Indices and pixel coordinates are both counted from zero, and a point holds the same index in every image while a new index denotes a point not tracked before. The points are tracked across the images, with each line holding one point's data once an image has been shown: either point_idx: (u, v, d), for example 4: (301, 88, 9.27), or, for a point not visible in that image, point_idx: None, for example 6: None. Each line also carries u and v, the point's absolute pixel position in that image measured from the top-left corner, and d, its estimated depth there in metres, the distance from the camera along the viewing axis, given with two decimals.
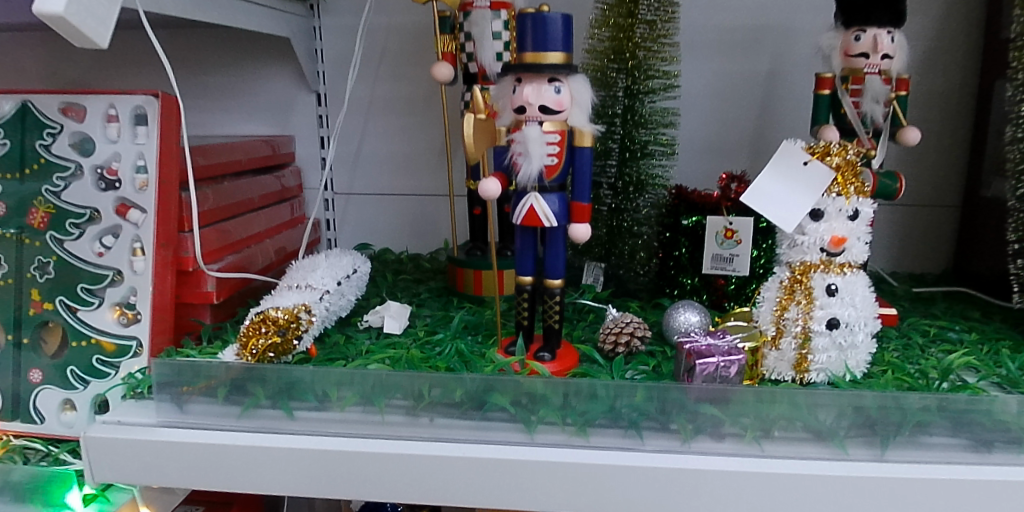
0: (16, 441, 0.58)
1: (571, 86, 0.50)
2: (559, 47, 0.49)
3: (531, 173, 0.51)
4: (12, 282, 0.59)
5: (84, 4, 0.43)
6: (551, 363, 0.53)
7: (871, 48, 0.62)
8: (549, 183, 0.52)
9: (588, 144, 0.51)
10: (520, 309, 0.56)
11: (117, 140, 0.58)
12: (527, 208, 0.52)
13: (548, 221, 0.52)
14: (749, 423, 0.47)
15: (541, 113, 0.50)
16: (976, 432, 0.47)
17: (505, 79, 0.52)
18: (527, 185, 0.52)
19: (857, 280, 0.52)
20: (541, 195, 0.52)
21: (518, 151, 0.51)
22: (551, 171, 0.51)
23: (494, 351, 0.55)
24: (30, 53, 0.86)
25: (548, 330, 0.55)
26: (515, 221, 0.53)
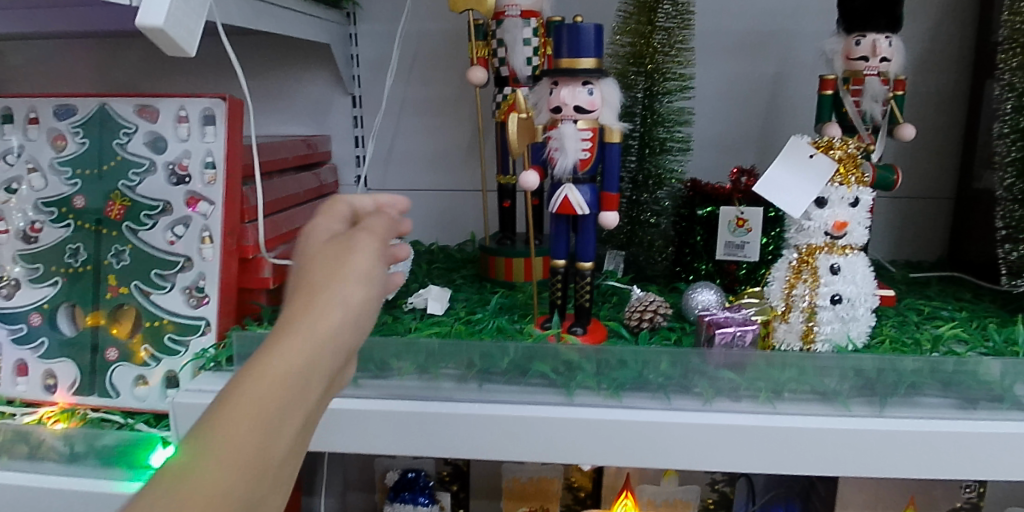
0: (93, 413, 0.63)
1: (602, 88, 0.56)
2: (592, 53, 0.55)
3: (567, 166, 0.57)
4: (91, 268, 0.65)
5: (178, 17, 0.50)
6: (585, 336, 0.60)
7: (870, 52, 0.68)
8: (581, 175, 0.58)
9: (616, 140, 0.57)
10: (555, 290, 0.62)
11: (187, 139, 0.63)
12: (562, 198, 0.58)
13: (581, 210, 0.58)
14: (763, 386, 0.53)
15: (575, 113, 0.56)
16: (963, 391, 0.53)
17: (542, 83, 0.58)
18: (562, 177, 0.58)
19: (857, 260, 0.58)
20: (575, 186, 0.58)
21: (554, 147, 0.57)
22: (584, 164, 0.57)
23: (530, 327, 0.62)
24: (82, 59, 0.92)
25: (581, 307, 0.61)
26: (550, 209, 0.59)
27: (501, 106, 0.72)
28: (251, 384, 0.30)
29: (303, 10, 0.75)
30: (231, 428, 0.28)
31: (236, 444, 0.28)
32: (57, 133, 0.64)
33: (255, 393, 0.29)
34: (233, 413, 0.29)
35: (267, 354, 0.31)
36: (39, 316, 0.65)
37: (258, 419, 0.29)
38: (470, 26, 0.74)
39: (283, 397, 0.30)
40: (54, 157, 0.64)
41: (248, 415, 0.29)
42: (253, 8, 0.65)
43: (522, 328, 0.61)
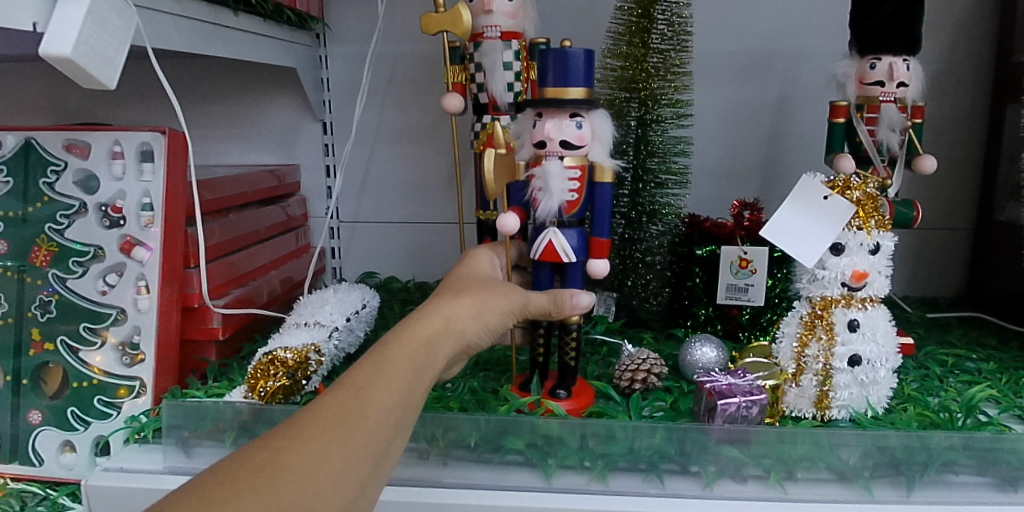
0: (13, 485, 0.54)
1: (591, 120, 0.49)
2: (581, 82, 0.48)
3: (551, 208, 0.50)
4: (12, 321, 0.57)
5: (92, 44, 0.43)
6: (569, 403, 0.52)
7: (886, 77, 0.61)
8: (568, 218, 0.51)
9: (608, 180, 0.51)
10: (537, 346, 0.55)
11: (122, 178, 0.57)
12: (545, 243, 0.51)
13: (566, 256, 0.51)
14: (772, 464, 0.46)
15: (562, 148, 0.49)
16: (1002, 470, 0.45)
17: (524, 114, 0.51)
18: (546, 220, 0.51)
19: (878, 314, 0.51)
20: (560, 230, 0.51)
21: (537, 187, 0.50)
22: (571, 206, 0.50)
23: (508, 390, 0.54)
24: (31, 85, 0.85)
25: (564, 367, 0.54)
26: (532, 256, 0.52)
27: (481, 137, 0.64)
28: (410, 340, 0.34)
29: (263, 31, 0.69)
30: (392, 366, 0.32)
31: (398, 380, 0.32)
32: None
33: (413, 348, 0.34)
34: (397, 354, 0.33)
35: (421, 319, 0.36)
36: None
37: (416, 367, 0.33)
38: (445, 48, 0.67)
39: (432, 360, 0.35)
40: None
41: (410, 359, 0.33)
42: (199, 31, 0.59)
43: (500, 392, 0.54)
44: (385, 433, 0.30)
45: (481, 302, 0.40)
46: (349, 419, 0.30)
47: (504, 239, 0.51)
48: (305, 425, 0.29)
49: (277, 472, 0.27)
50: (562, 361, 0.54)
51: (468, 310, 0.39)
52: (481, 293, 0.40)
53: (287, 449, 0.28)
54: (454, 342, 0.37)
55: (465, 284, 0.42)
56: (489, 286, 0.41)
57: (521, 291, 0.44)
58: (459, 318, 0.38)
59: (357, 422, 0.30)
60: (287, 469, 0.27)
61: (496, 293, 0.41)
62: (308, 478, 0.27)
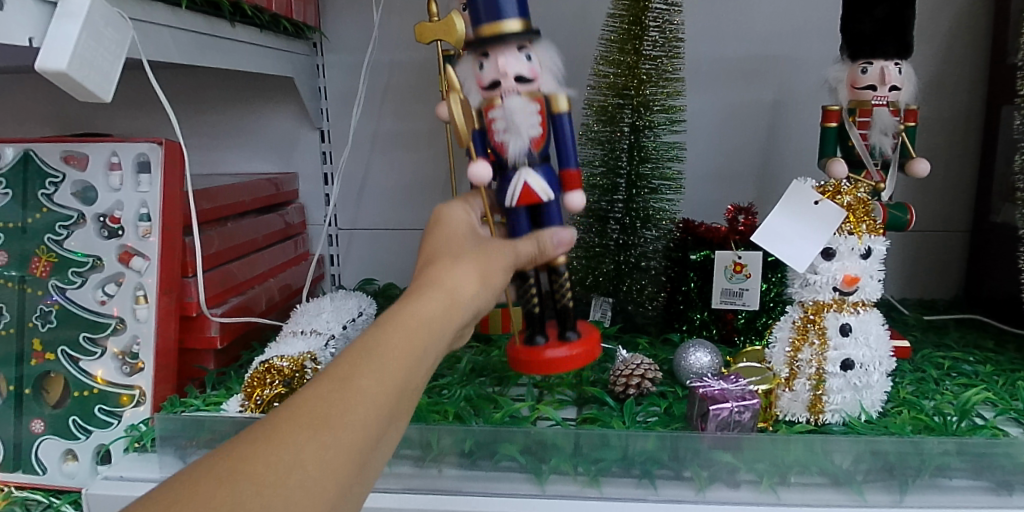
0: (18, 492, 0.56)
1: (536, 51, 0.48)
2: (514, 13, 0.46)
3: (519, 149, 0.48)
4: (13, 331, 0.57)
5: (86, 58, 0.44)
6: (587, 349, 0.50)
7: (878, 80, 0.61)
8: (536, 156, 0.49)
9: (565, 108, 0.49)
10: (529, 297, 0.51)
11: (120, 189, 0.57)
12: (521, 186, 0.48)
13: (545, 196, 0.49)
14: (765, 469, 0.46)
15: (517, 84, 0.47)
16: (996, 474, 0.45)
17: (466, 58, 0.49)
18: (516, 163, 0.49)
19: (871, 318, 0.51)
20: (532, 170, 0.49)
21: (500, 130, 0.48)
22: (537, 142, 0.48)
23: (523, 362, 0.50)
24: (33, 96, 0.86)
25: (563, 311, 0.51)
26: (509, 205, 0.49)
27: None
28: (406, 326, 0.33)
29: (260, 42, 0.70)
30: (388, 349, 0.32)
31: (390, 369, 0.31)
32: None
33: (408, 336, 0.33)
34: (390, 344, 0.32)
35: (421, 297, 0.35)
36: None
37: (414, 349, 0.32)
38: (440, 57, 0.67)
39: (432, 349, 0.34)
40: None
41: (406, 342, 0.32)
42: (196, 42, 0.59)
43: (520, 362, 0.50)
44: (377, 420, 0.30)
45: (478, 277, 0.39)
46: (336, 405, 0.29)
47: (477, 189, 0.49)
48: (296, 412, 0.28)
49: (261, 463, 0.26)
50: (560, 305, 0.50)
51: (464, 288, 0.37)
52: (474, 266, 0.39)
53: (274, 438, 0.27)
54: (455, 320, 0.36)
55: (460, 254, 0.40)
56: (486, 255, 0.40)
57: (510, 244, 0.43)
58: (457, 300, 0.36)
59: (344, 407, 0.29)
60: (268, 466, 0.26)
61: (494, 261, 0.40)
62: (292, 469, 0.27)
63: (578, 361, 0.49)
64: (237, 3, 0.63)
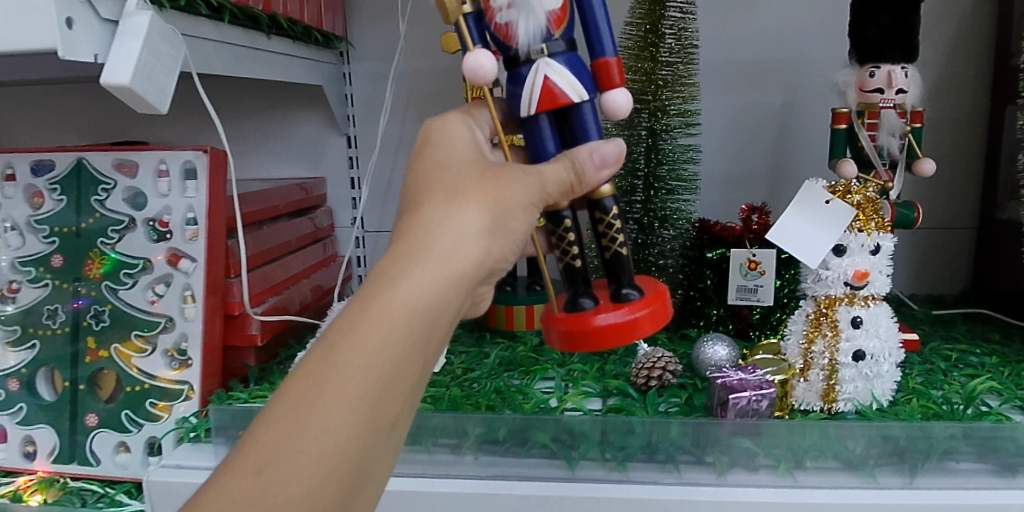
0: (73, 483, 0.61)
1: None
2: None
3: (533, 28, 0.38)
4: (69, 330, 0.62)
5: (147, 74, 0.47)
6: (652, 307, 0.40)
7: (885, 84, 0.64)
8: (557, 39, 0.39)
9: None
10: (566, 248, 0.43)
11: (168, 195, 0.61)
12: (541, 81, 0.39)
13: (573, 95, 0.39)
14: (781, 454, 0.49)
15: None
16: (1001, 457, 0.48)
17: None
18: (532, 51, 0.39)
19: (880, 311, 0.54)
20: (554, 60, 0.39)
21: (506, 7, 0.39)
22: (557, 22, 0.39)
23: (568, 330, 0.40)
24: (73, 106, 0.90)
25: (614, 262, 0.42)
26: (529, 111, 0.40)
27: None
28: (382, 307, 0.30)
29: (292, 53, 0.73)
30: (368, 333, 0.30)
31: (373, 347, 0.29)
32: (35, 190, 0.63)
33: (372, 334, 0.30)
34: (348, 353, 0.29)
35: (410, 257, 0.32)
36: (18, 381, 0.63)
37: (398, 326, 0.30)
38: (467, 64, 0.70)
39: (409, 339, 0.30)
40: (32, 215, 0.63)
41: (388, 319, 0.30)
42: (236, 54, 0.62)
43: (564, 327, 0.40)
44: (359, 414, 0.28)
45: (488, 218, 0.34)
46: (312, 404, 0.28)
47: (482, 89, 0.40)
48: (278, 415, 0.28)
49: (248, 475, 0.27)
50: (609, 252, 0.42)
51: (449, 246, 0.32)
52: (465, 211, 0.33)
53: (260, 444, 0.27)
54: (451, 277, 0.32)
55: (450, 187, 0.34)
56: (500, 185, 0.35)
57: (533, 169, 0.37)
58: (437, 268, 0.32)
59: (319, 406, 0.28)
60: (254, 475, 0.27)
61: (509, 189, 0.35)
62: (273, 478, 0.26)
63: (642, 321, 0.40)
64: (273, 17, 0.66)
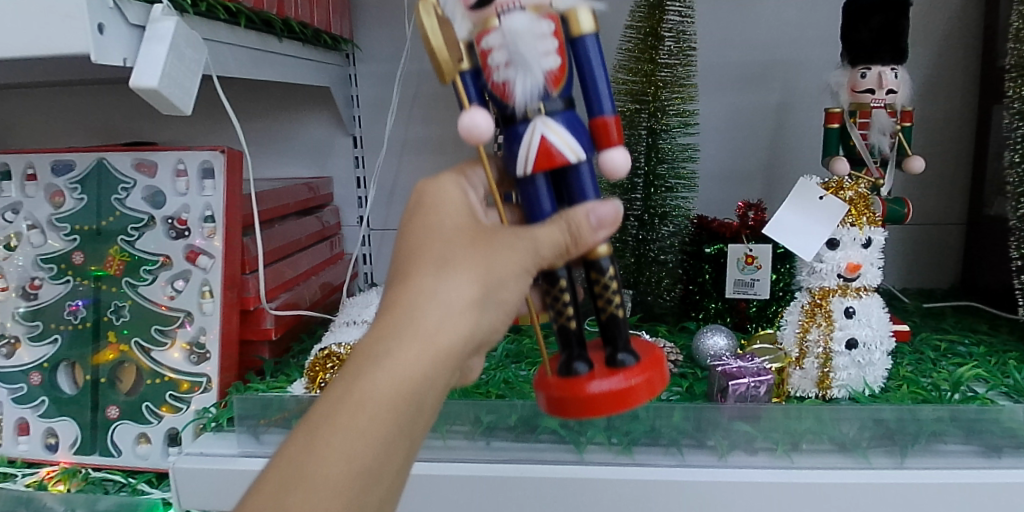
0: (95, 472, 0.63)
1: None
2: None
3: (530, 86, 0.36)
4: (91, 324, 0.64)
5: (173, 77, 0.49)
6: (648, 376, 0.39)
7: (876, 85, 0.67)
8: (555, 98, 0.36)
9: (590, 30, 0.37)
10: (561, 309, 0.41)
11: (186, 193, 0.63)
12: (538, 142, 0.36)
13: (571, 156, 0.37)
14: (779, 437, 0.51)
15: None
16: (987, 438, 0.51)
17: None
18: (529, 109, 0.36)
19: (872, 301, 0.56)
20: (551, 119, 0.36)
21: (502, 63, 0.36)
22: (555, 79, 0.36)
23: (560, 400, 0.38)
24: (82, 108, 0.92)
25: (609, 325, 0.40)
26: (525, 171, 0.37)
27: None
28: (372, 381, 0.32)
29: (303, 56, 0.75)
30: (357, 405, 0.31)
31: (361, 420, 0.31)
32: (55, 189, 0.65)
33: (356, 417, 0.31)
34: (336, 424, 0.31)
35: (400, 330, 0.33)
36: (40, 374, 0.65)
37: (387, 399, 0.32)
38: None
39: (395, 411, 0.32)
40: (53, 214, 0.65)
41: (377, 392, 0.32)
42: (251, 57, 0.65)
43: (556, 395, 0.39)
44: (347, 483, 0.31)
45: (478, 288, 0.35)
46: (303, 475, 0.30)
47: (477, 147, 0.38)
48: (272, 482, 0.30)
49: None
50: (604, 314, 0.40)
51: (438, 319, 0.33)
52: (450, 288, 0.34)
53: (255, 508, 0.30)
54: (440, 349, 0.33)
55: (441, 256, 0.35)
56: (491, 254, 0.35)
57: (527, 234, 0.36)
58: (421, 349, 0.33)
59: (309, 477, 0.30)
60: None
61: (501, 259, 0.35)
62: None
63: (638, 392, 0.38)
64: (286, 21, 0.68)
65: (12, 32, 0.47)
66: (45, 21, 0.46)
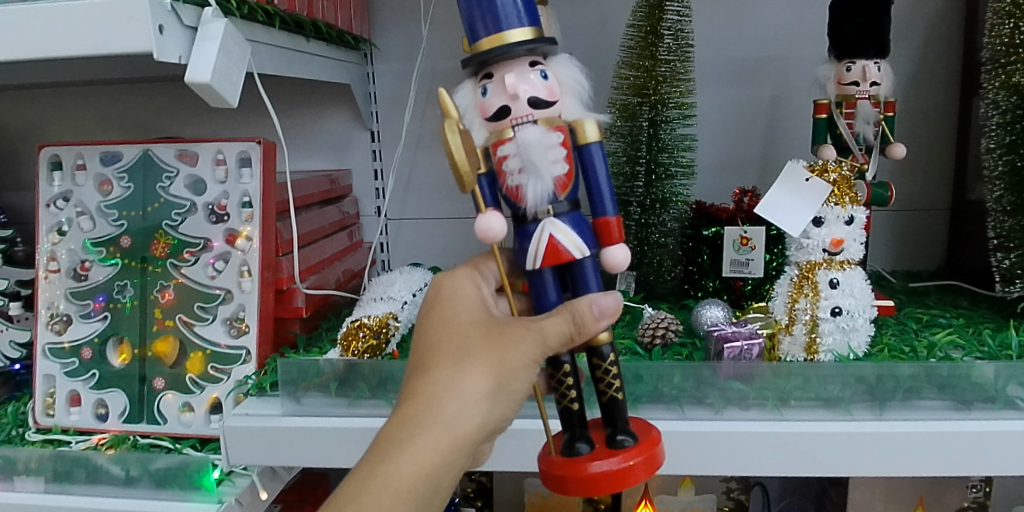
0: (142, 439, 0.68)
1: (552, 70, 0.48)
2: (517, 23, 0.46)
3: (542, 190, 0.47)
4: (138, 303, 0.70)
5: (222, 73, 0.55)
6: (642, 454, 0.45)
7: (860, 77, 0.72)
8: (563, 200, 0.48)
9: (593, 140, 0.49)
10: (565, 391, 0.49)
11: (225, 181, 0.69)
12: (547, 239, 0.47)
13: (575, 251, 0.48)
14: (770, 394, 0.57)
15: (533, 110, 0.47)
16: (958, 393, 0.56)
17: (469, 87, 0.49)
18: (540, 210, 0.48)
19: (855, 274, 0.62)
20: (558, 219, 0.48)
21: (517, 168, 0.47)
22: (563, 185, 0.48)
23: (563, 477, 0.44)
24: (114, 105, 0.98)
25: (609, 407, 0.48)
26: (535, 261, 0.48)
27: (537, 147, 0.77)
28: (404, 455, 0.40)
29: (327, 54, 0.81)
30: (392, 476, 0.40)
31: (394, 488, 0.39)
32: (104, 178, 0.71)
33: (382, 491, 0.39)
34: (375, 493, 0.39)
35: (427, 416, 0.41)
36: (90, 349, 0.70)
37: (416, 473, 0.40)
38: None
39: (422, 481, 0.40)
40: (102, 201, 0.70)
41: (408, 466, 0.40)
42: (284, 55, 0.70)
43: (561, 468, 0.44)
44: None
45: (491, 380, 0.42)
46: None
47: (495, 246, 0.48)
48: None
49: None
50: (604, 397, 0.48)
51: (458, 408, 0.41)
52: (468, 379, 0.42)
53: None
54: (460, 430, 0.41)
55: (460, 352, 0.43)
56: (502, 351, 0.43)
57: (536, 330, 0.44)
58: (445, 432, 0.41)
59: None
60: None
61: (510, 354, 0.43)
62: None
63: (632, 467, 0.44)
64: (314, 22, 0.74)
65: (80, 34, 0.52)
66: (112, 23, 0.51)
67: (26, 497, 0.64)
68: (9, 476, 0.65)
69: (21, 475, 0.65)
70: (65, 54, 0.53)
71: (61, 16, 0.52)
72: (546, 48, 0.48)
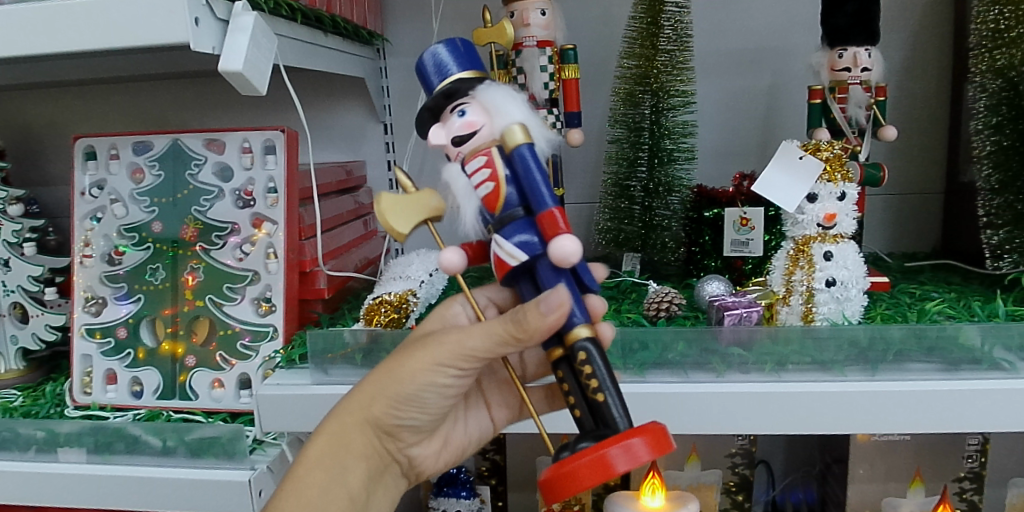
0: (175, 414, 0.72)
1: (475, 100, 0.46)
2: (439, 78, 0.47)
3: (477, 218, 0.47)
4: (169, 285, 0.74)
5: (253, 63, 0.59)
6: (633, 435, 0.38)
7: (851, 63, 0.76)
8: (500, 215, 0.45)
9: (517, 144, 0.44)
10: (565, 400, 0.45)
11: (251, 168, 0.73)
12: (496, 256, 0.46)
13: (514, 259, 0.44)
14: (768, 359, 0.61)
15: (459, 147, 0.46)
16: (947, 355, 0.60)
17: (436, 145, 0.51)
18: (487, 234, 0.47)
19: (848, 247, 0.66)
20: (501, 234, 0.45)
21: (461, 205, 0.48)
22: (495, 199, 0.45)
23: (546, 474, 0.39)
24: (139, 101, 1.02)
25: (599, 409, 0.42)
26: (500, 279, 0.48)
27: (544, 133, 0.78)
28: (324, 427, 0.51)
29: (344, 49, 0.85)
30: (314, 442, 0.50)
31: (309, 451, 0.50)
32: (136, 167, 0.75)
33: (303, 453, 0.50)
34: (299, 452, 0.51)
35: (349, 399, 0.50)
36: (125, 329, 0.74)
37: (330, 440, 0.50)
38: (553, 54, 0.81)
39: (333, 449, 0.50)
40: (135, 189, 0.74)
41: (324, 435, 0.50)
42: (305, 49, 0.74)
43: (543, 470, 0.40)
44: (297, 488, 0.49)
45: (391, 376, 0.48)
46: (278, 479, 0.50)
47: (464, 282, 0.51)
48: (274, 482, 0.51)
49: None
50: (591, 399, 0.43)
51: (366, 394, 0.49)
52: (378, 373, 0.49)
53: None
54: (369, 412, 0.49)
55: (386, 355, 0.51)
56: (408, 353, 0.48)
57: (459, 334, 0.46)
58: (351, 412, 0.50)
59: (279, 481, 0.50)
60: None
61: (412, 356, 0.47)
62: None
63: (616, 450, 0.38)
64: (332, 17, 0.78)
65: (121, 24, 0.56)
66: (153, 14, 0.55)
67: (70, 467, 0.68)
68: (53, 449, 0.69)
69: (64, 447, 0.69)
70: (104, 47, 0.57)
71: (100, 10, 0.56)
72: (475, 83, 0.46)
